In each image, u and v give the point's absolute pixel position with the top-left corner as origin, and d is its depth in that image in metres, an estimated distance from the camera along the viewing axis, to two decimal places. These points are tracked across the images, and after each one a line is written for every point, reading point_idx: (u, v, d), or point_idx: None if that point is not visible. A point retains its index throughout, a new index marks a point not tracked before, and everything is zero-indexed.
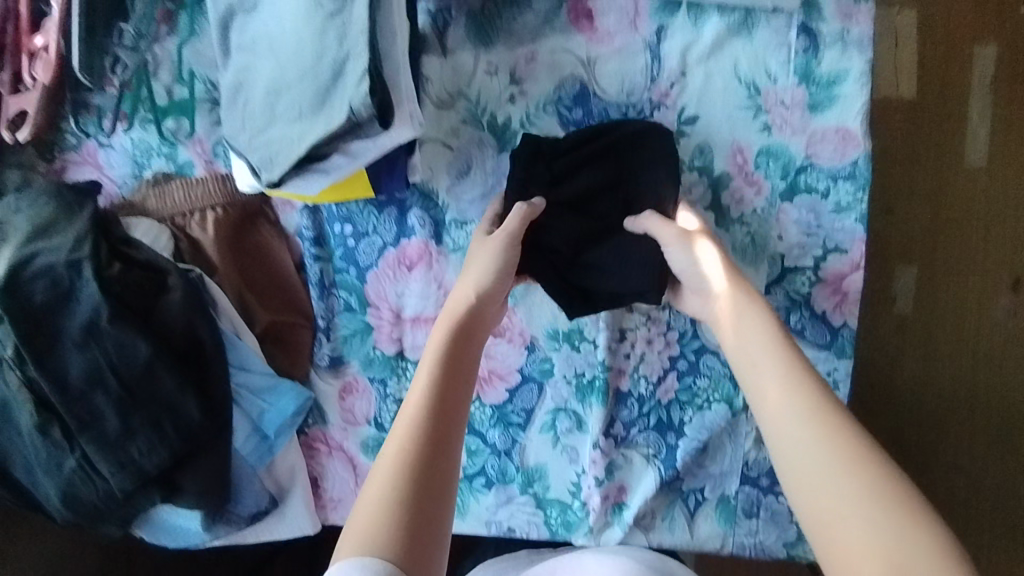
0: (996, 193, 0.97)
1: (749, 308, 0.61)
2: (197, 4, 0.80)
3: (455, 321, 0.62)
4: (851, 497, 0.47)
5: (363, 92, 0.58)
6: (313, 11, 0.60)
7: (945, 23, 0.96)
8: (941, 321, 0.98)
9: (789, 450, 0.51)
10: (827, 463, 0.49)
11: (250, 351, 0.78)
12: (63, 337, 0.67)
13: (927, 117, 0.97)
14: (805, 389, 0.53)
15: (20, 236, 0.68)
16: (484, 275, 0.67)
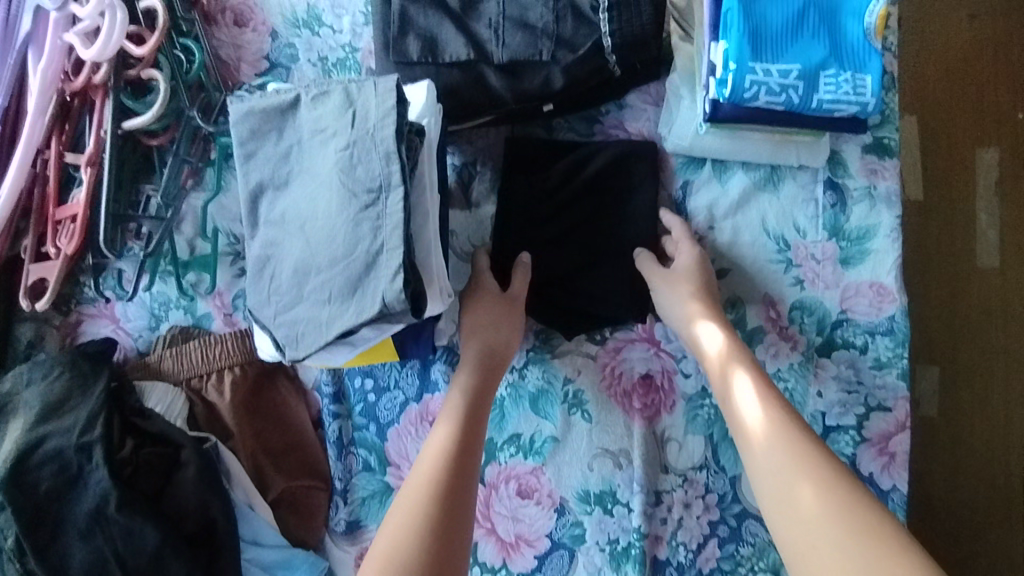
0: (1012, 289, 1.05)
1: (729, 350, 0.68)
2: (225, 161, 0.81)
3: (479, 366, 0.72)
4: (821, 533, 0.52)
5: (398, 288, 0.57)
6: (348, 201, 0.60)
7: (944, 135, 1.06)
8: (968, 421, 1.05)
9: (767, 488, 0.58)
10: (801, 496, 0.55)
11: (263, 524, 0.72)
12: (68, 524, 0.63)
13: (935, 224, 1.06)
14: (778, 429, 0.60)
15: (32, 413, 0.66)
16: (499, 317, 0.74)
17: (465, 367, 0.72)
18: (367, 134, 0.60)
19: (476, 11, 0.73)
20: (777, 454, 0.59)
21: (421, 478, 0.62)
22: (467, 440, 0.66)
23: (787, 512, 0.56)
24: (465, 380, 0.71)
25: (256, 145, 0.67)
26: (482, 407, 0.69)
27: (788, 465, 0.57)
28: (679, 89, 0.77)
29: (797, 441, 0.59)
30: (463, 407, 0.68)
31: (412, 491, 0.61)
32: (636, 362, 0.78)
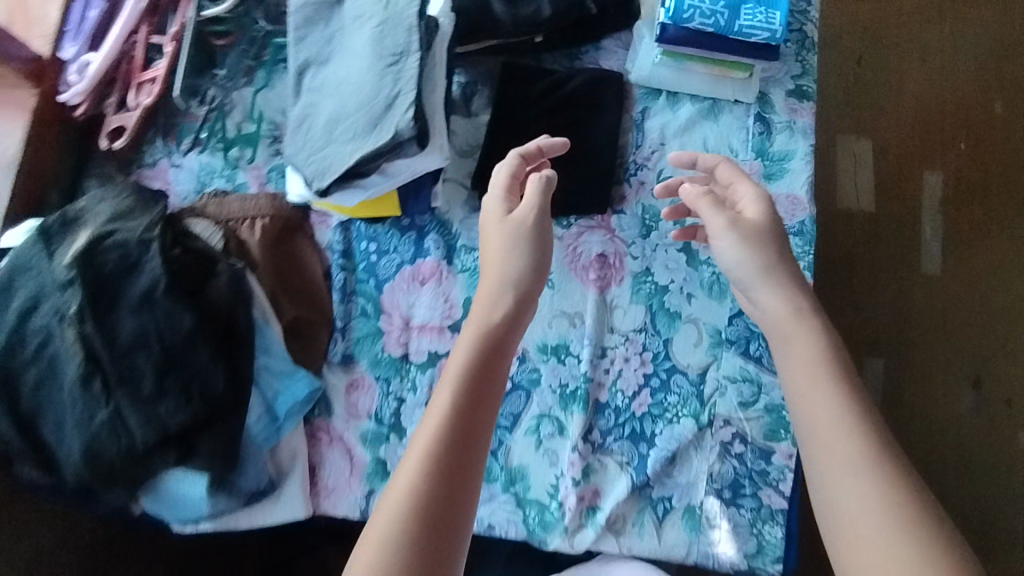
0: (949, 288, 1.45)
1: (802, 341, 0.67)
2: (275, 64, 0.99)
3: (479, 345, 0.67)
4: (885, 552, 0.56)
5: (409, 118, 0.75)
6: (376, 62, 0.78)
7: (896, 163, 1.52)
8: (917, 393, 1.40)
9: (832, 499, 0.60)
10: (873, 518, 0.57)
11: (274, 338, 0.87)
12: (122, 301, 0.78)
13: (886, 229, 1.49)
14: (878, 449, 0.60)
15: (102, 217, 0.82)
16: (518, 261, 0.74)
17: (466, 342, 0.68)
18: (396, 16, 0.79)
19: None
20: (867, 477, 0.59)
21: (412, 455, 0.61)
22: (470, 410, 0.64)
23: (858, 526, 0.58)
24: (462, 358, 0.67)
25: (306, 31, 0.85)
26: (491, 373, 0.66)
27: (880, 491, 0.58)
28: (643, 31, 0.98)
29: (891, 463, 0.60)
30: (458, 382, 0.65)
31: (402, 481, 0.60)
32: (595, 244, 0.95)
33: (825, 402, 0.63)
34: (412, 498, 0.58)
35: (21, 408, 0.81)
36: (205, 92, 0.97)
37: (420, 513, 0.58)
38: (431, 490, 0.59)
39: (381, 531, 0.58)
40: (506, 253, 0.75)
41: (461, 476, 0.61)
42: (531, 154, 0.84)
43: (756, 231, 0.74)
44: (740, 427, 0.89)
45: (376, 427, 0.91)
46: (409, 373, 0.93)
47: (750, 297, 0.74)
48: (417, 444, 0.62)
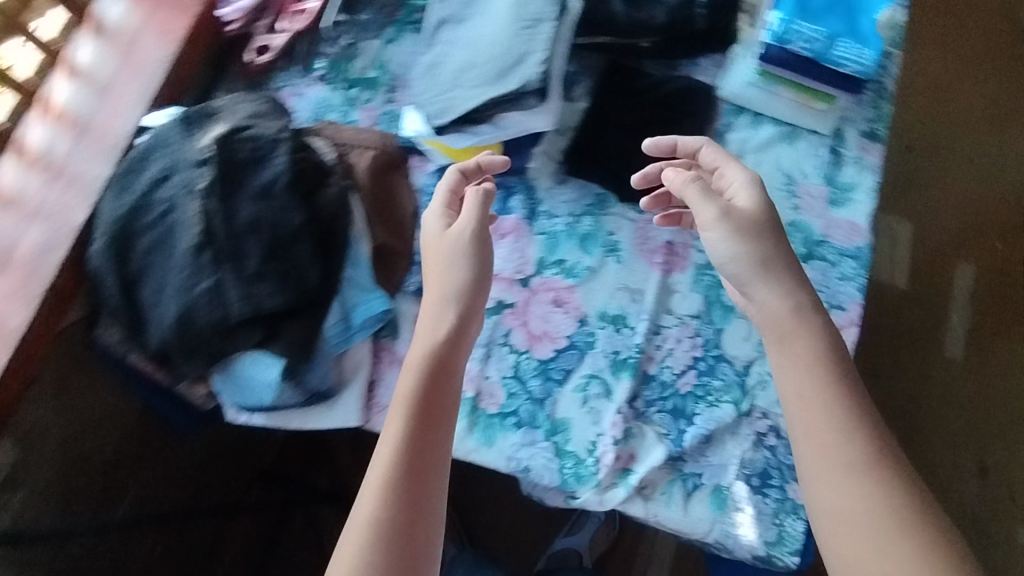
0: (968, 373, 1.50)
1: (797, 344, 0.75)
2: (405, 23, 1.09)
3: (424, 369, 0.78)
4: (871, 529, 0.66)
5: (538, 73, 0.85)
6: (511, 25, 0.89)
7: (934, 245, 1.60)
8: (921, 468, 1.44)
9: (823, 491, 0.69)
10: (857, 507, 0.67)
11: (361, 255, 0.94)
12: (244, 188, 0.86)
13: (915, 306, 1.56)
14: (867, 450, 0.69)
15: (241, 115, 0.92)
16: (463, 277, 0.83)
17: (413, 368, 0.78)
18: None
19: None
20: (856, 473, 0.68)
21: (372, 481, 0.72)
22: (418, 433, 0.75)
23: (851, 522, 0.67)
24: (410, 382, 0.78)
25: None
26: (435, 395, 0.77)
27: (871, 491, 0.67)
28: (738, 52, 1.08)
29: (878, 463, 0.69)
30: (406, 406, 0.76)
31: (369, 498, 0.72)
32: (664, 232, 1.02)
33: (821, 407, 0.72)
34: (379, 513, 0.70)
35: (129, 269, 0.87)
36: (339, 35, 1.09)
37: (382, 533, 0.69)
38: (388, 513, 0.70)
39: (355, 543, 0.69)
40: (449, 264, 0.84)
41: (415, 494, 0.72)
42: (469, 169, 0.89)
43: (747, 214, 0.81)
44: (777, 422, 0.93)
45: None
46: None
47: (745, 291, 0.81)
48: (374, 470, 0.73)
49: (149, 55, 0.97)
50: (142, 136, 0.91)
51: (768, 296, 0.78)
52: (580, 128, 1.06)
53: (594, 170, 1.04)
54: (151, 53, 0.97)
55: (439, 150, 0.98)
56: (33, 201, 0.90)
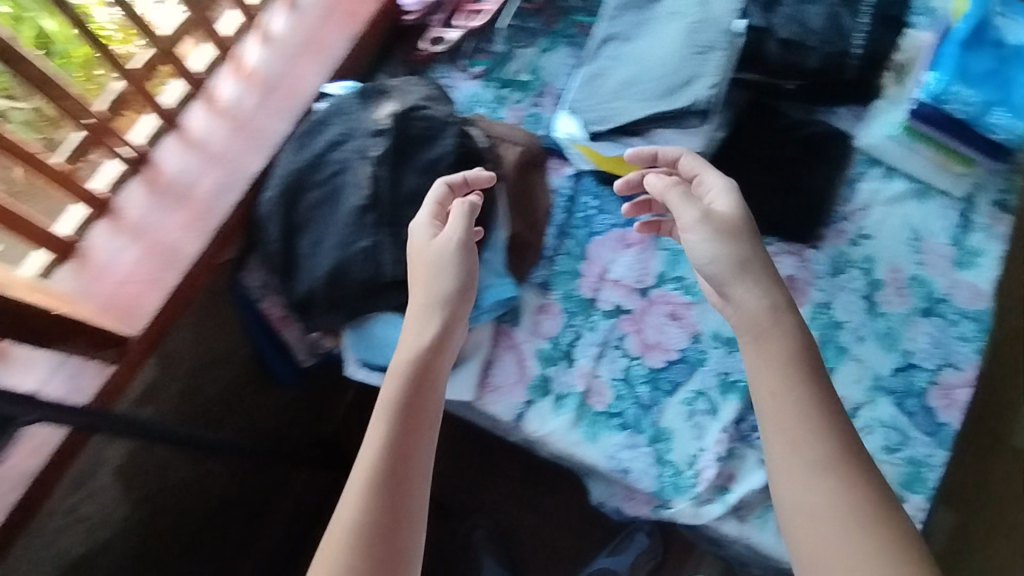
0: None
1: (769, 344, 0.76)
2: (561, 35, 1.15)
3: (408, 377, 0.79)
4: (835, 527, 0.67)
5: (707, 95, 0.90)
6: (684, 48, 0.94)
7: None
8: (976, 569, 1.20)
9: (788, 491, 0.71)
10: (821, 507, 0.68)
11: (498, 240, 1.00)
12: (412, 161, 0.94)
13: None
14: (835, 451, 0.71)
15: (416, 96, 0.99)
16: (443, 285, 0.83)
17: (397, 376, 0.80)
18: (712, 19, 0.95)
19: (780, 5, 1.10)
20: (822, 474, 0.70)
21: (355, 484, 0.74)
22: (398, 438, 0.76)
23: (820, 518, 0.68)
24: (393, 389, 0.79)
25: (622, 13, 1.03)
26: (418, 401, 0.78)
27: (838, 487, 0.69)
28: (882, 107, 1.12)
29: (842, 464, 0.70)
30: (389, 411, 0.78)
31: (349, 501, 0.73)
32: (787, 266, 1.05)
33: (792, 410, 0.73)
34: (359, 518, 0.71)
35: (294, 217, 0.94)
36: (498, 38, 1.16)
37: (363, 535, 0.70)
38: (366, 519, 0.71)
39: (337, 547, 0.70)
40: (434, 273, 0.84)
41: (394, 500, 0.72)
42: (456, 183, 0.89)
43: (724, 220, 0.81)
44: (879, 466, 0.94)
45: (551, 349, 1.01)
46: (593, 316, 1.03)
47: (723, 291, 0.81)
48: (355, 475, 0.74)
49: (338, 28, 1.06)
50: (321, 102, 1.00)
51: (746, 296, 0.79)
52: (718, 155, 1.09)
53: None
54: (340, 27, 1.06)
55: (589, 156, 1.05)
56: (218, 146, 0.98)
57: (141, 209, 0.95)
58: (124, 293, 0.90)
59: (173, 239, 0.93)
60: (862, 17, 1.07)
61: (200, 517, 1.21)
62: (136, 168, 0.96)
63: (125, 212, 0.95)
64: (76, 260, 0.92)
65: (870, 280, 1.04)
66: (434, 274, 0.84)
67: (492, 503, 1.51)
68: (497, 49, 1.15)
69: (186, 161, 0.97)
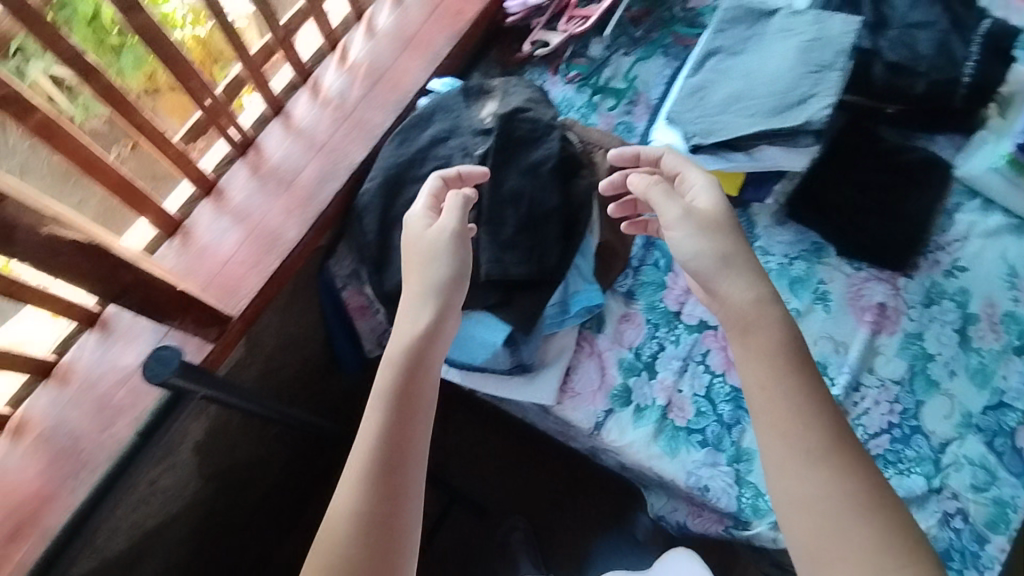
0: None
1: (757, 330, 0.65)
2: (658, 46, 1.15)
3: (403, 364, 0.71)
4: (836, 522, 0.57)
5: (824, 114, 0.89)
6: (799, 67, 0.94)
7: None
8: None
9: (783, 484, 0.61)
10: (819, 498, 0.59)
11: (590, 246, 1.01)
12: (514, 162, 0.94)
13: None
14: (827, 432, 0.61)
15: (521, 98, 0.99)
16: (440, 272, 0.76)
17: (391, 363, 0.72)
18: (827, 40, 0.95)
19: (887, 28, 1.09)
20: (817, 464, 0.60)
21: (348, 477, 0.67)
22: (393, 429, 0.68)
23: (814, 510, 0.59)
24: (387, 377, 0.71)
25: (729, 26, 1.02)
26: (413, 388, 0.71)
27: (832, 474, 0.59)
28: (986, 138, 1.10)
29: (841, 450, 0.60)
30: (384, 399, 0.70)
31: (342, 497, 0.66)
32: (878, 293, 1.03)
33: (784, 393, 0.63)
34: (351, 517, 0.64)
35: (391, 211, 0.97)
36: (597, 44, 1.15)
37: (359, 532, 0.64)
38: (361, 514, 0.64)
39: (329, 547, 0.64)
40: (430, 260, 0.77)
41: (389, 493, 0.65)
42: (451, 178, 0.85)
43: (707, 213, 0.72)
44: (963, 504, 0.91)
45: (633, 359, 1.00)
46: (677, 328, 1.02)
47: (710, 288, 0.70)
48: (349, 468, 0.67)
49: (443, 24, 1.07)
50: (424, 98, 1.02)
51: (738, 291, 0.68)
52: (812, 175, 1.08)
53: (818, 218, 1.07)
54: (445, 23, 1.07)
55: None
56: (321, 135, 1.01)
57: (244, 192, 0.98)
58: (227, 274, 0.93)
59: (274, 223, 0.95)
60: (973, 46, 1.05)
61: (254, 495, 1.24)
62: (242, 151, 1.00)
63: (230, 193, 0.98)
64: (181, 236, 0.95)
65: (963, 314, 1.02)
66: (429, 263, 0.77)
67: (533, 500, 1.50)
68: (592, 53, 1.15)
69: (288, 147, 1.00)
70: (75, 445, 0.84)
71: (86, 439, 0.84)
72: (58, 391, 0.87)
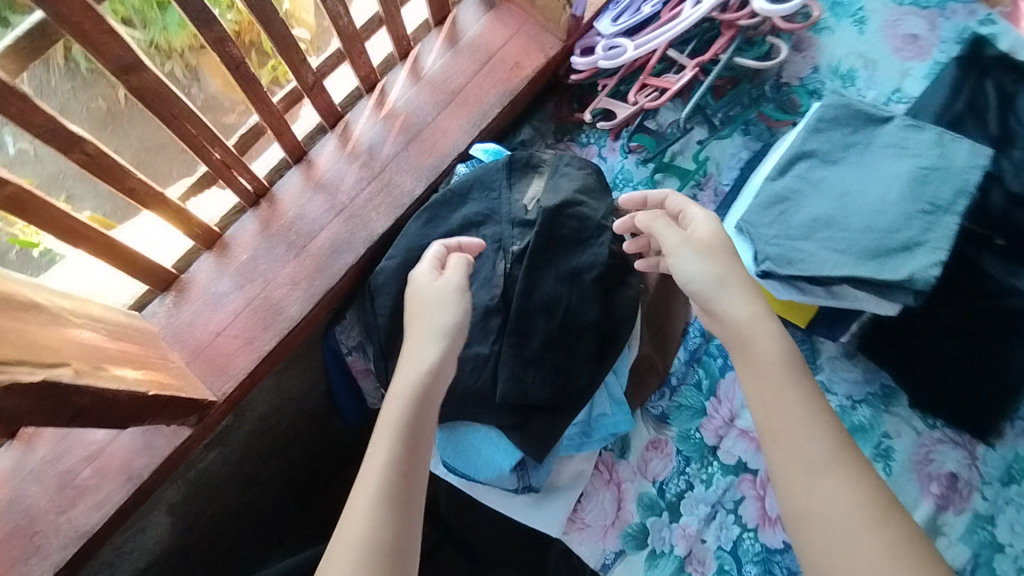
0: None
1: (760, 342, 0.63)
2: (742, 124, 0.99)
3: (411, 400, 0.64)
4: (859, 542, 0.54)
5: (932, 273, 0.73)
6: (908, 201, 0.78)
7: None
8: None
9: (799, 503, 0.57)
10: (840, 514, 0.55)
11: (627, 358, 0.90)
12: (554, 265, 0.81)
13: None
14: (834, 445, 0.58)
15: (572, 186, 0.85)
16: (449, 315, 0.68)
17: (400, 398, 0.64)
18: (949, 171, 0.78)
19: (1012, 147, 0.94)
20: (829, 475, 0.57)
21: (356, 506, 0.58)
22: (404, 462, 0.60)
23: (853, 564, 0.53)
24: (395, 411, 0.63)
25: (829, 126, 0.86)
26: (423, 418, 0.64)
27: (862, 502, 0.55)
28: None
29: (850, 454, 0.58)
30: (394, 432, 0.62)
31: (351, 525, 0.56)
32: (949, 460, 0.89)
33: (789, 401, 0.61)
34: (364, 549, 0.55)
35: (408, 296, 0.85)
36: (669, 112, 1.00)
37: (374, 562, 0.54)
38: (373, 545, 0.55)
39: None
40: (433, 310, 0.69)
41: (399, 522, 0.57)
42: (451, 246, 0.78)
43: (715, 241, 0.68)
44: None
45: (655, 495, 0.89)
46: (711, 465, 0.90)
47: (708, 311, 0.67)
48: (357, 498, 0.58)
49: (496, 79, 0.94)
50: (462, 165, 0.90)
51: (736, 308, 0.64)
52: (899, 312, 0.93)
53: (898, 360, 0.92)
54: (498, 78, 0.94)
55: None
56: (344, 193, 0.89)
57: (250, 249, 0.87)
58: (217, 347, 0.83)
59: (277, 294, 0.85)
60: None
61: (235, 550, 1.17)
62: (254, 202, 0.89)
63: (234, 247, 0.87)
64: (174, 293, 0.85)
65: None
66: (435, 312, 0.69)
67: None
68: (662, 124, 1.00)
69: (306, 203, 0.88)
70: (30, 525, 0.77)
71: (42, 520, 0.77)
72: (21, 455, 0.79)
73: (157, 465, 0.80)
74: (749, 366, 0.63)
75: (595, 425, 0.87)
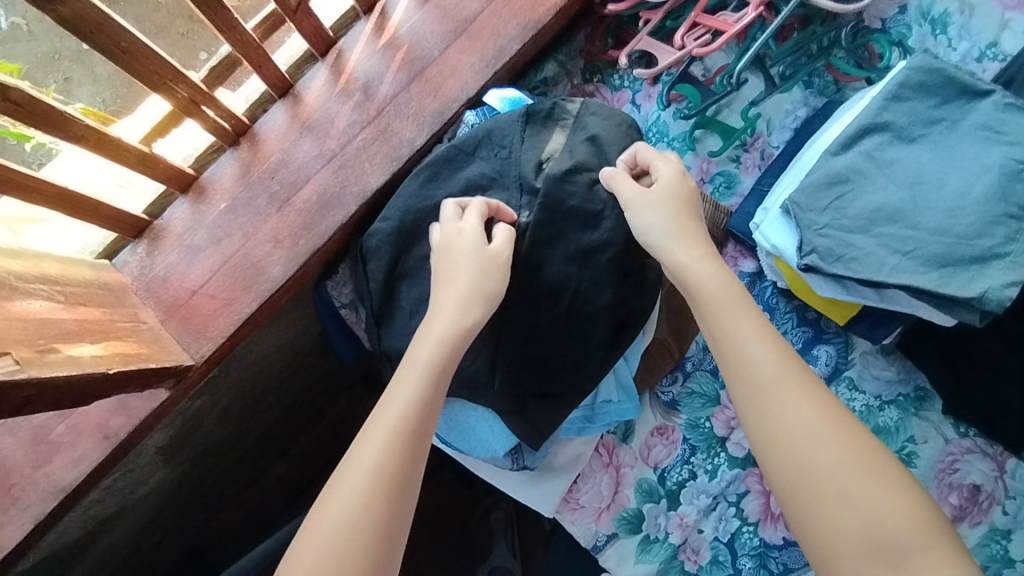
0: None
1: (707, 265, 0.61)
2: (805, 76, 0.83)
3: (450, 347, 0.59)
4: (815, 455, 0.52)
5: (1007, 295, 0.62)
6: (994, 202, 0.65)
7: None
8: None
9: (757, 422, 0.55)
10: (798, 430, 0.53)
11: (640, 343, 0.82)
12: (567, 242, 0.72)
13: None
14: (781, 357, 0.56)
15: (594, 148, 0.73)
16: (484, 279, 0.63)
17: (429, 348, 0.59)
18: None
19: None
20: (786, 390, 0.55)
21: (374, 434, 0.55)
22: (429, 406, 0.57)
23: (822, 482, 0.52)
24: (428, 355, 0.59)
25: (911, 94, 0.71)
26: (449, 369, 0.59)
27: (816, 415, 0.53)
28: None
29: (805, 371, 0.56)
30: (423, 376, 0.58)
31: (366, 446, 0.54)
32: (975, 472, 0.83)
33: (742, 321, 0.58)
34: (377, 477, 0.52)
35: (404, 262, 0.77)
36: (719, 56, 0.85)
37: (380, 494, 0.52)
38: (383, 479, 0.52)
39: (342, 504, 0.51)
40: (467, 269, 0.63)
41: (412, 462, 0.54)
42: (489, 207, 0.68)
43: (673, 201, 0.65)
44: None
45: (654, 483, 0.85)
46: (717, 457, 0.85)
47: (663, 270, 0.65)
48: (378, 426, 0.55)
49: (518, 6, 0.79)
50: (472, 113, 0.78)
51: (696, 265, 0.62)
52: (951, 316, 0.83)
53: (939, 365, 0.83)
54: (520, 5, 0.79)
55: (792, 278, 0.82)
56: (334, 138, 0.77)
57: (228, 196, 0.77)
58: (193, 306, 0.76)
59: (258, 252, 0.76)
60: None
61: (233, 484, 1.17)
62: (233, 141, 0.77)
63: (211, 192, 0.77)
64: (148, 240, 0.77)
65: None
66: (467, 273, 0.63)
67: None
68: (709, 71, 0.85)
69: (291, 146, 0.77)
70: (6, 477, 0.74)
71: (18, 472, 0.74)
72: None
73: (135, 426, 0.76)
74: (700, 298, 0.61)
75: (598, 412, 0.82)
